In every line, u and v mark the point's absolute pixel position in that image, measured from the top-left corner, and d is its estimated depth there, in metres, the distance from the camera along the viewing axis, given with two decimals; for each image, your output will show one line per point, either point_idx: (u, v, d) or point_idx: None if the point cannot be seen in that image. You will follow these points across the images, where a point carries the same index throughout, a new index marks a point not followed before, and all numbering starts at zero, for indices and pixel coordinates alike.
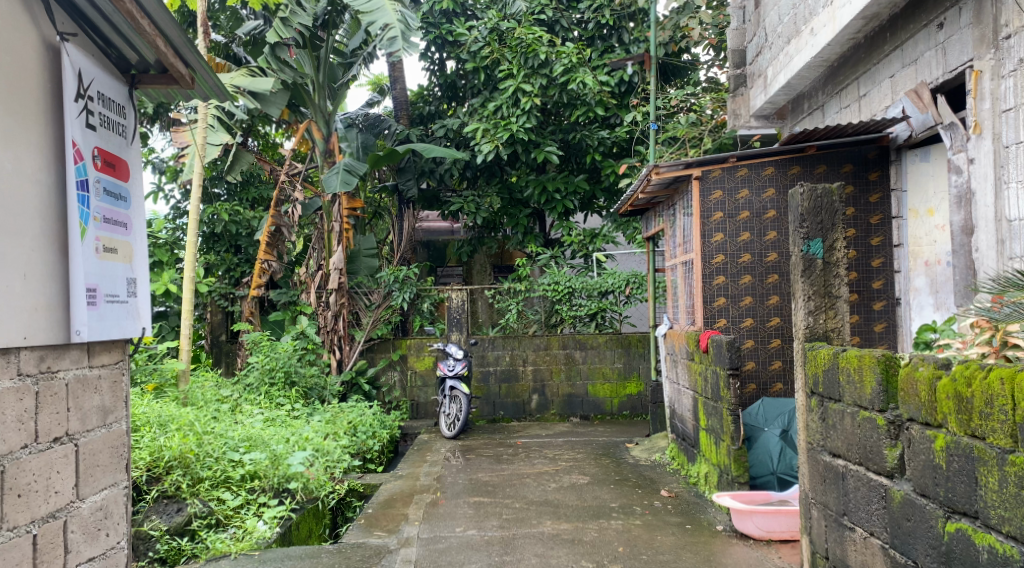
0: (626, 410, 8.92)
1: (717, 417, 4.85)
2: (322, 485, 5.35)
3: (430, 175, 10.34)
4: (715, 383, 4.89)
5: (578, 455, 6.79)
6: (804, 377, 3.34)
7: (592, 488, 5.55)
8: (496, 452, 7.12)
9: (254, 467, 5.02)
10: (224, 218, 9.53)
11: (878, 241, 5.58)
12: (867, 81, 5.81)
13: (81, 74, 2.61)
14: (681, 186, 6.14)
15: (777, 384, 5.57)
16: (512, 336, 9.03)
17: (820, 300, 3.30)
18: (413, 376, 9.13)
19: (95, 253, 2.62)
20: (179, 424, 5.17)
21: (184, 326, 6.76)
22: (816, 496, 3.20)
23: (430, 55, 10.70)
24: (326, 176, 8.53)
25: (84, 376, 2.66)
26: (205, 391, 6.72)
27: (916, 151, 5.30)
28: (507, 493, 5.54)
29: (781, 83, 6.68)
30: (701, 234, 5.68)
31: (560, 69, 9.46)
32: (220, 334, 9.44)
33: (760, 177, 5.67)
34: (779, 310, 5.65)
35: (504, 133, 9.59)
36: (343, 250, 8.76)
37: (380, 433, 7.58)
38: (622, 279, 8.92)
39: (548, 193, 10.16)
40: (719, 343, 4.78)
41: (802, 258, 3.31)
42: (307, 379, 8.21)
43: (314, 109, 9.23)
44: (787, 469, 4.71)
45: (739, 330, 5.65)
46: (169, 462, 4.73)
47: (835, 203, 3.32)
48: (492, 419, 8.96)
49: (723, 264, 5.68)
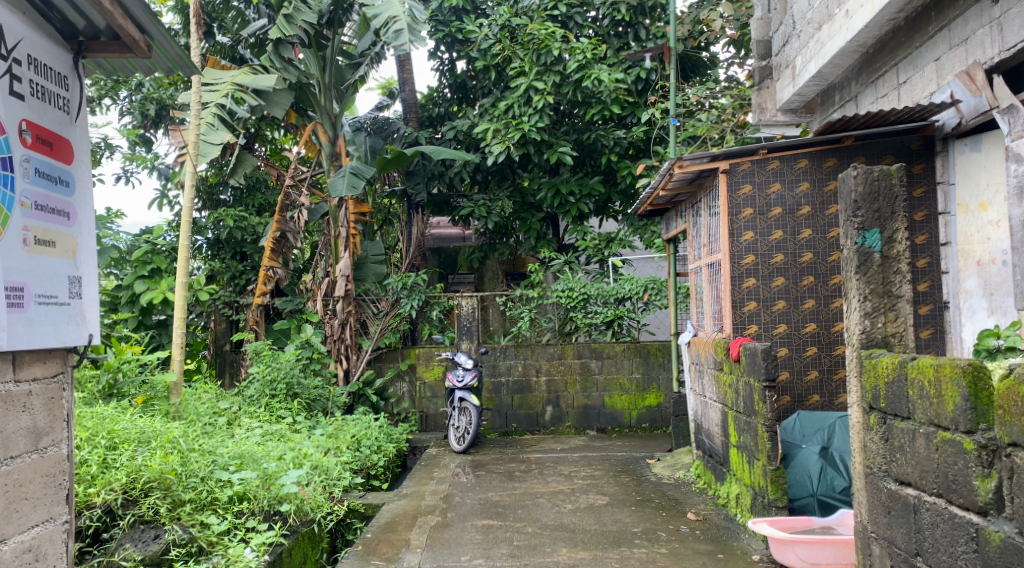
0: (645, 422, 8.44)
1: (751, 434, 4.38)
2: (319, 505, 5.00)
3: (441, 179, 9.89)
4: (749, 396, 4.41)
5: (596, 472, 6.33)
6: (862, 390, 2.86)
7: (612, 509, 5.09)
8: (508, 468, 6.66)
9: (243, 488, 4.67)
10: (229, 224, 9.11)
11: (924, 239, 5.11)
12: (908, 66, 5.35)
13: (3, 32, 2.25)
14: (705, 182, 5.69)
15: (813, 397, 5.09)
16: (526, 344, 8.62)
17: (878, 301, 2.84)
18: (423, 387, 8.72)
19: (20, 245, 2.26)
20: (162, 441, 4.76)
21: (177, 334, 6.32)
22: (879, 530, 2.72)
23: (440, 55, 10.29)
24: (331, 179, 8.17)
25: (9, 393, 2.30)
26: (199, 405, 6.32)
27: (965, 141, 4.87)
28: (518, 516, 5.08)
29: (811, 72, 6.22)
30: (730, 232, 5.22)
31: (574, 65, 9.06)
32: (223, 343, 9.12)
33: (793, 170, 5.21)
34: (816, 315, 5.16)
35: (515, 133, 9.13)
36: (350, 256, 8.35)
37: (385, 448, 7.14)
38: (640, 285, 8.45)
39: (562, 195, 9.76)
40: (754, 352, 4.31)
41: (857, 251, 2.87)
42: (310, 391, 7.80)
43: (320, 111, 8.87)
44: (827, 490, 4.30)
45: (772, 338, 5.18)
46: (147, 484, 4.30)
47: (895, 187, 2.87)
48: (505, 432, 8.52)
49: (754, 266, 5.21)
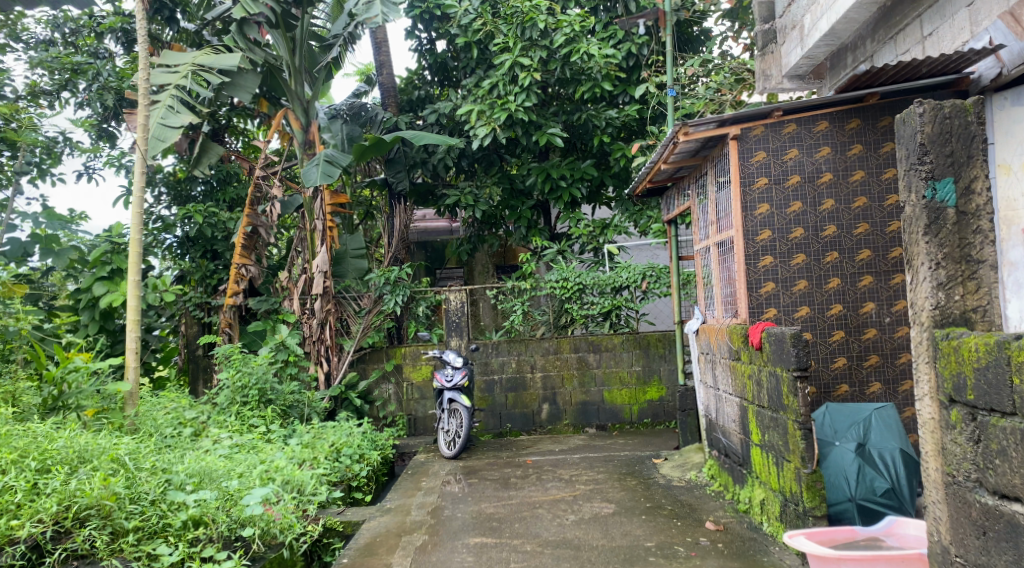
0: (647, 418, 7.89)
1: (778, 432, 3.82)
2: (289, 526, 4.41)
3: (423, 167, 9.26)
4: (776, 388, 3.84)
5: (599, 475, 5.75)
6: (936, 378, 2.55)
7: (620, 520, 4.52)
8: (503, 475, 6.09)
9: (199, 511, 4.08)
10: (198, 221, 8.42)
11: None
12: (934, 15, 4.78)
13: None
14: (712, 152, 5.11)
15: (842, 387, 4.54)
16: (519, 339, 8.05)
17: (955, 268, 2.57)
18: (410, 388, 8.12)
19: None
20: (107, 458, 4.18)
21: (132, 338, 5.70)
22: (968, 555, 2.42)
23: (418, 34, 9.71)
24: (304, 168, 7.58)
25: None
26: (158, 417, 5.71)
27: (1005, 94, 4.30)
28: (515, 531, 4.51)
29: (822, 30, 5.63)
30: (742, 205, 4.63)
31: (562, 40, 8.51)
32: (196, 347, 8.66)
33: (812, 134, 4.62)
34: (841, 295, 4.59)
35: (501, 113, 8.54)
36: (328, 251, 7.75)
37: (369, 456, 6.57)
38: (637, 272, 7.89)
39: (553, 180, 9.16)
40: (781, 338, 3.75)
41: (927, 206, 2.61)
42: (286, 396, 7.18)
43: (291, 97, 8.14)
44: (868, 493, 3.82)
45: (794, 322, 4.60)
46: (83, 512, 3.75)
47: (971, 123, 2.58)
48: (498, 433, 7.94)
49: (771, 242, 4.62)
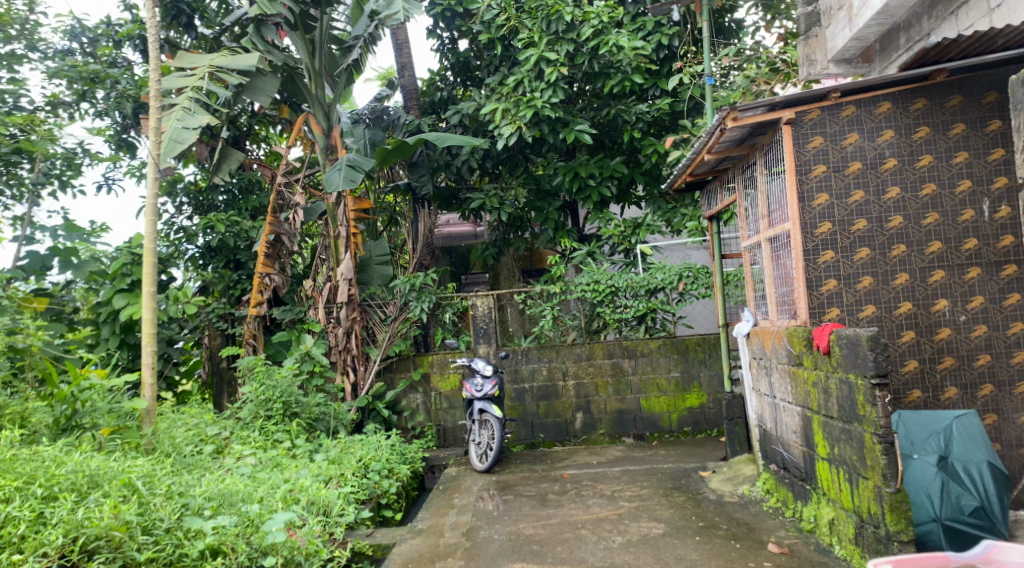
0: (687, 427, 7.50)
1: (853, 446, 3.45)
2: (315, 552, 4.08)
3: (446, 170, 8.98)
4: (849, 397, 3.46)
5: (644, 490, 5.37)
6: None
7: (673, 543, 4.14)
8: (540, 490, 5.73)
9: (217, 539, 3.77)
10: (219, 229, 8.16)
11: (1006, 184, 4.18)
12: None
13: None
14: (761, 140, 4.73)
15: (913, 393, 4.16)
16: (550, 345, 7.69)
17: None
18: (438, 398, 7.76)
19: None
20: (118, 484, 3.87)
21: (148, 353, 5.41)
22: None
23: (439, 33, 9.40)
24: (327, 172, 7.28)
25: None
26: (177, 436, 5.41)
27: None
28: (558, 556, 4.15)
29: (874, 8, 5.24)
30: (798, 196, 4.24)
31: (589, 32, 8.15)
32: (219, 360, 8.40)
33: (873, 117, 4.23)
34: (911, 292, 4.19)
35: (526, 111, 8.17)
36: (352, 257, 7.44)
37: (398, 471, 6.24)
38: (673, 273, 7.51)
39: (581, 179, 8.76)
40: (855, 341, 3.38)
41: None
42: (311, 409, 6.86)
43: (311, 101, 7.79)
44: (954, 513, 3.46)
45: (859, 323, 4.20)
46: (92, 544, 3.47)
47: None
48: (531, 444, 7.59)
49: (831, 236, 4.23)
